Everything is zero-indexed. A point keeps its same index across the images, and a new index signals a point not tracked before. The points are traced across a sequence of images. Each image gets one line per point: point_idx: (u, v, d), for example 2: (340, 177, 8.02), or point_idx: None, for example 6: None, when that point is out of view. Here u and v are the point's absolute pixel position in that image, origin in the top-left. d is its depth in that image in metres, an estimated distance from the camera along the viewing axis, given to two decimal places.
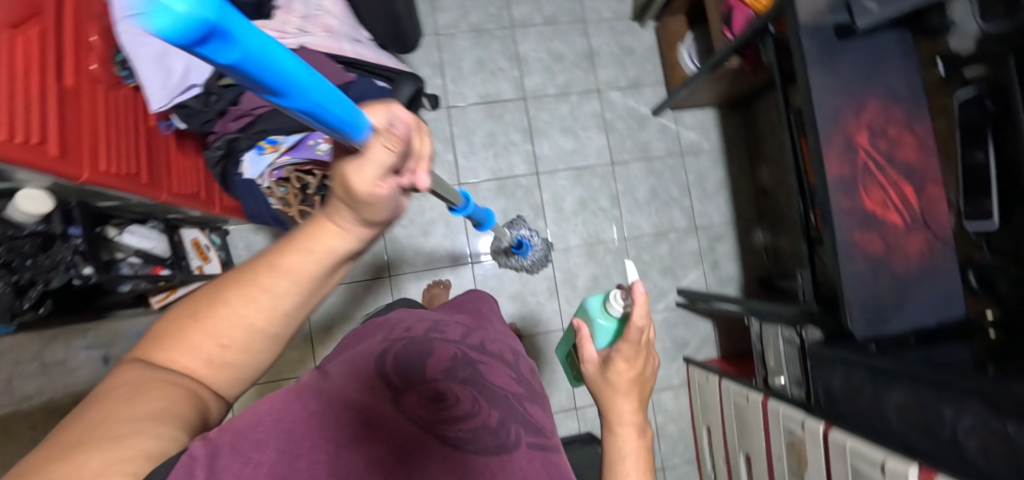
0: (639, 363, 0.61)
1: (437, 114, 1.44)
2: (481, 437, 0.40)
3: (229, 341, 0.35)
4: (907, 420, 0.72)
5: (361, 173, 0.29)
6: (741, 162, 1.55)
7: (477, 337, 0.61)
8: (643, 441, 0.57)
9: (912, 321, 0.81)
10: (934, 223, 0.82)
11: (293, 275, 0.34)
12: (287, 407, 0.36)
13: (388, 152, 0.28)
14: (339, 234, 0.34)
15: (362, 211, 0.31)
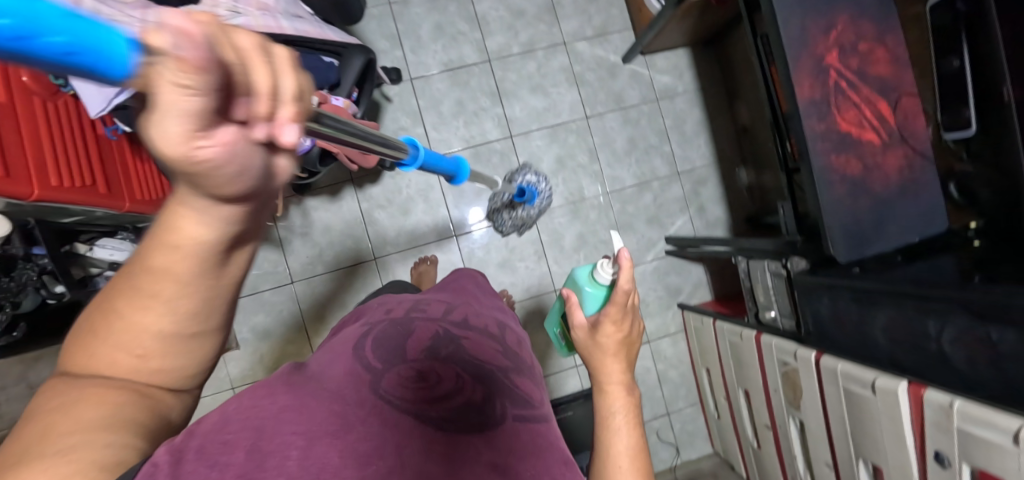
0: (626, 326, 0.61)
1: (402, 88, 1.39)
2: (465, 416, 0.40)
3: (144, 350, 0.31)
4: (894, 339, 0.72)
5: (155, 131, 0.16)
6: (718, 101, 1.51)
7: (459, 313, 0.55)
8: (633, 401, 0.56)
9: (897, 239, 0.82)
10: (913, 137, 0.84)
11: (173, 276, 0.28)
12: (261, 401, 0.35)
13: (190, 95, 0.15)
14: (201, 221, 0.26)
15: (210, 188, 0.22)
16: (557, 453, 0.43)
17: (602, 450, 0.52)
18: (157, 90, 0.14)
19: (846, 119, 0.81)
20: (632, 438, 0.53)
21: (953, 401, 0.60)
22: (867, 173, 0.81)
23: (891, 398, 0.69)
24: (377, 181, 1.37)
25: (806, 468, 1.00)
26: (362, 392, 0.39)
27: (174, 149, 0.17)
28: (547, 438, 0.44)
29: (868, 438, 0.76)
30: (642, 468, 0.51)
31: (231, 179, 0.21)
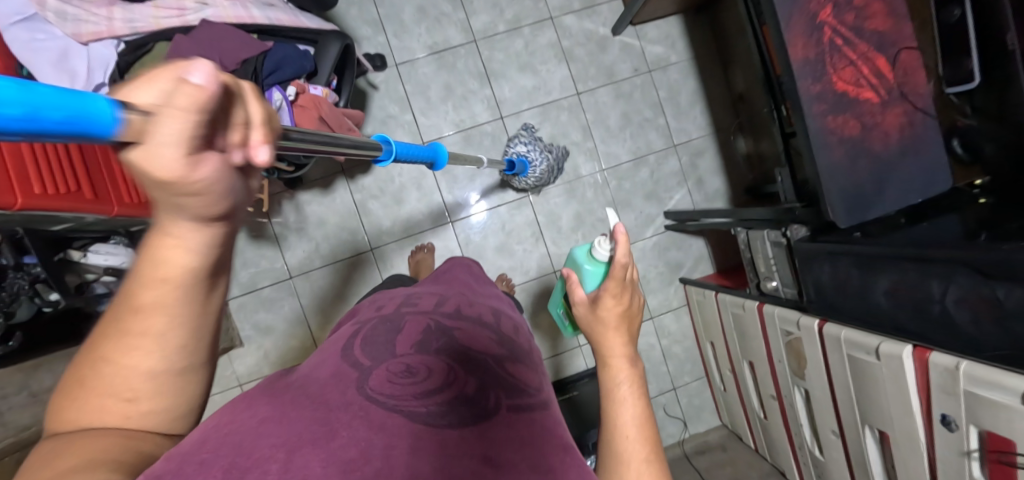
0: (626, 299, 0.59)
1: (388, 74, 1.36)
2: (455, 409, 0.33)
3: (134, 394, 0.31)
4: (896, 301, 0.70)
5: (150, 161, 0.17)
6: (714, 68, 1.47)
7: (451, 304, 0.53)
8: (637, 371, 0.55)
9: (896, 204, 0.80)
10: (913, 93, 0.81)
11: (164, 308, 0.30)
12: (234, 420, 0.30)
13: (183, 118, 0.17)
14: (185, 247, 0.27)
15: (188, 214, 0.23)
16: (564, 445, 0.37)
17: (607, 420, 0.51)
18: (153, 129, 0.16)
19: (841, 78, 0.79)
20: (637, 408, 0.51)
21: (960, 363, 0.59)
22: (866, 133, 0.79)
23: (897, 363, 0.68)
24: (369, 171, 1.36)
25: (812, 436, 1.00)
26: (348, 393, 0.33)
27: (177, 179, 0.18)
28: (549, 427, 0.37)
29: (873, 404, 0.75)
30: (648, 437, 0.49)
31: (216, 204, 0.22)
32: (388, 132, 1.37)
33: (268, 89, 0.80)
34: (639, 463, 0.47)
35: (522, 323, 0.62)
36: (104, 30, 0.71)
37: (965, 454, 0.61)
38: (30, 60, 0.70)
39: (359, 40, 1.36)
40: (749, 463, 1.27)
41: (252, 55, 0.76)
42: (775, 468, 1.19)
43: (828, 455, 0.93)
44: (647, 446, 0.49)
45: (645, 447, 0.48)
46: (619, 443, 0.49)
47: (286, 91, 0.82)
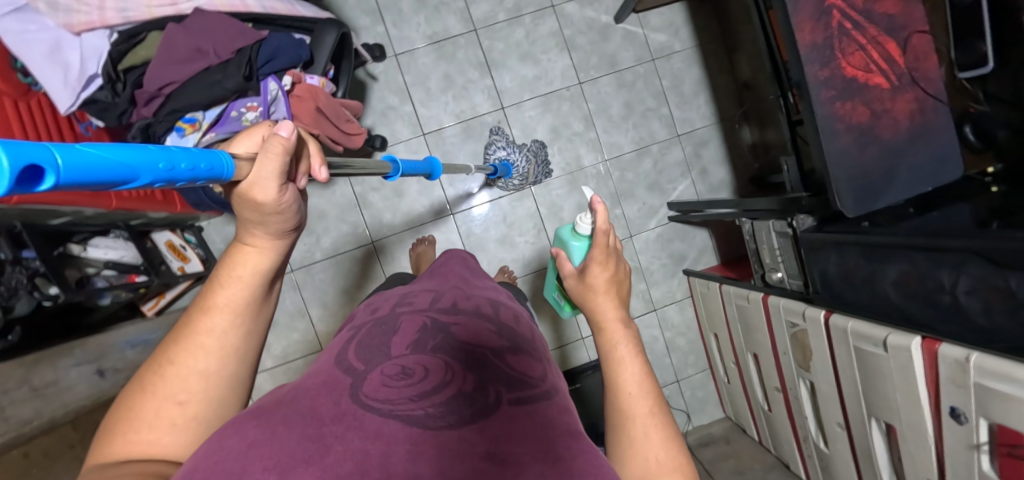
0: (614, 265, 0.59)
1: (387, 65, 1.35)
2: (454, 407, 0.32)
3: (188, 396, 0.36)
4: (906, 292, 0.69)
5: (263, 190, 0.33)
6: (718, 56, 1.44)
7: (447, 300, 0.52)
8: (633, 330, 0.53)
9: (905, 193, 0.78)
10: (924, 78, 0.78)
11: (230, 305, 0.38)
12: (223, 447, 0.28)
13: (275, 161, 0.32)
14: (258, 253, 0.39)
15: (263, 225, 0.36)
16: (572, 432, 0.35)
17: (609, 381, 0.49)
18: (259, 169, 0.32)
19: (850, 64, 0.76)
20: (636, 365, 0.50)
21: (970, 355, 0.56)
22: (875, 120, 0.77)
23: (904, 355, 0.66)
24: None
25: (817, 428, 0.99)
26: (341, 403, 0.31)
27: (274, 201, 0.34)
28: (554, 416, 0.36)
29: (880, 396, 0.74)
30: (650, 393, 0.47)
31: (283, 219, 0.36)
32: (388, 124, 1.36)
33: (263, 79, 0.79)
34: (643, 417, 0.45)
35: (521, 311, 0.62)
36: (95, 21, 0.70)
37: (974, 447, 0.59)
38: (24, 52, 0.69)
39: (357, 30, 1.34)
40: (754, 455, 1.27)
41: (246, 45, 0.74)
42: (779, 459, 1.19)
43: (834, 448, 0.92)
44: (649, 400, 0.47)
45: (648, 401, 0.46)
46: (622, 400, 0.47)
47: (282, 81, 0.81)
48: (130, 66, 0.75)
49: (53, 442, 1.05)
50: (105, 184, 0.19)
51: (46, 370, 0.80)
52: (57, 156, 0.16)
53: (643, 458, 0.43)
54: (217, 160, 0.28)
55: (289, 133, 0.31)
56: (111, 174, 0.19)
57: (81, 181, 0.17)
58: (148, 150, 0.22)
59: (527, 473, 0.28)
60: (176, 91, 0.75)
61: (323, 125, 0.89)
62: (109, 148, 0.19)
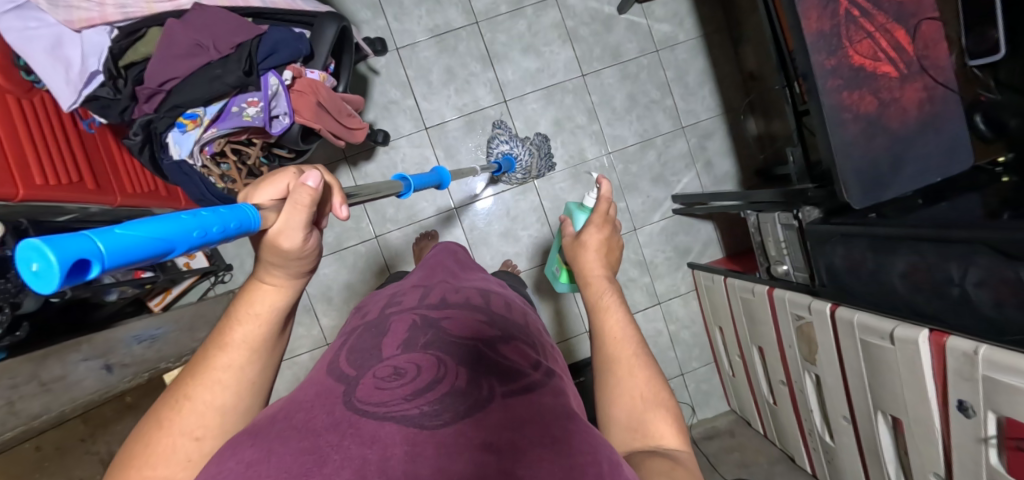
0: (610, 232, 0.60)
1: (388, 59, 1.34)
2: (449, 404, 0.32)
3: (203, 432, 0.36)
4: (914, 283, 0.68)
5: (289, 237, 0.35)
6: (723, 47, 1.42)
7: (436, 295, 0.52)
8: (616, 283, 0.54)
9: (915, 182, 0.77)
10: (933, 66, 0.77)
11: (247, 342, 0.39)
12: (219, 471, 0.28)
13: (302, 213, 0.34)
14: (277, 291, 0.40)
15: (283, 267, 0.38)
16: (569, 414, 0.36)
17: (595, 328, 0.50)
18: (288, 219, 0.34)
19: (858, 52, 0.75)
20: (620, 312, 0.50)
21: (977, 348, 0.56)
22: (883, 110, 0.76)
23: (911, 348, 0.65)
24: (371, 158, 1.35)
25: (823, 422, 0.98)
26: (334, 413, 0.31)
27: (299, 247, 0.36)
28: (551, 403, 0.36)
29: (887, 390, 0.73)
30: (633, 336, 0.48)
31: (303, 262, 0.38)
32: (390, 119, 1.35)
33: (263, 74, 0.78)
34: (627, 358, 0.45)
35: (512, 297, 0.62)
36: (96, 17, 0.70)
37: (982, 441, 0.59)
38: (24, 50, 0.68)
39: (358, 24, 1.34)
40: (758, 449, 1.27)
41: (246, 39, 0.74)
42: (785, 453, 1.18)
43: (839, 441, 0.92)
44: (632, 343, 0.47)
45: (631, 344, 0.47)
46: (607, 345, 0.47)
47: (282, 75, 0.80)
48: (131, 61, 0.76)
49: (63, 436, 1.07)
50: (146, 258, 0.21)
51: (54, 364, 0.81)
52: (98, 243, 0.17)
53: (627, 396, 0.43)
54: (244, 215, 0.29)
55: (317, 183, 0.33)
56: (148, 249, 0.20)
57: (121, 260, 0.19)
58: (181, 219, 0.23)
59: (526, 459, 0.28)
60: (177, 86, 0.75)
61: (326, 120, 0.89)
62: (143, 225, 0.20)
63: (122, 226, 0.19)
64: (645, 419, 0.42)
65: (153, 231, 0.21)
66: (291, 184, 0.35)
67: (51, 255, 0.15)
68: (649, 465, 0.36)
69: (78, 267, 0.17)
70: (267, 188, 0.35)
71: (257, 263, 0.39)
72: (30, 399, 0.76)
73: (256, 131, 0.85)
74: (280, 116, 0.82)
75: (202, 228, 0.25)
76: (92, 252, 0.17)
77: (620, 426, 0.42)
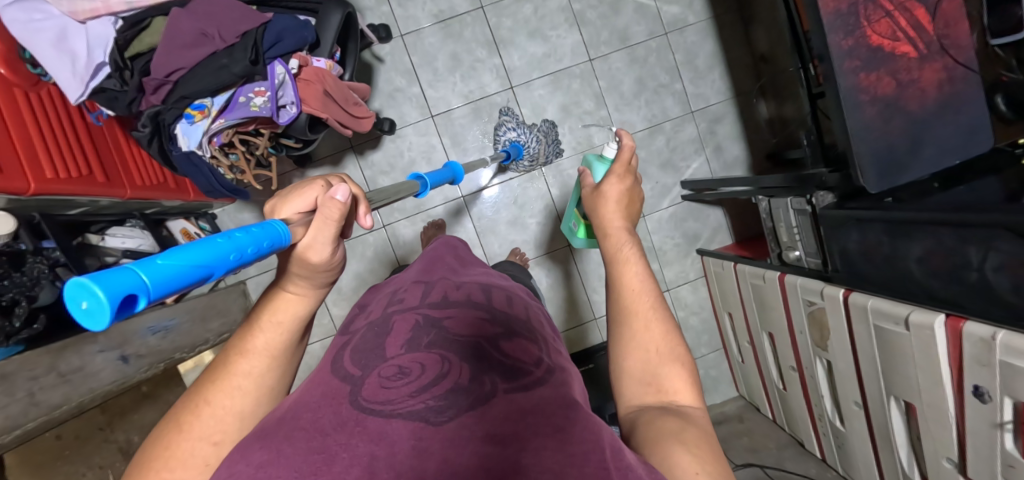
0: (631, 181, 0.59)
1: (393, 45, 1.32)
2: (453, 400, 0.33)
3: (221, 437, 0.36)
4: (930, 269, 0.67)
5: (317, 252, 0.37)
6: (734, 28, 1.39)
7: (437, 293, 0.52)
8: (636, 235, 0.53)
9: (932, 167, 0.75)
10: (954, 45, 0.74)
11: (268, 350, 0.40)
12: (232, 473, 0.29)
13: (331, 226, 0.36)
14: (299, 301, 0.42)
15: (308, 277, 0.40)
16: (570, 403, 0.35)
17: (611, 280, 0.49)
18: (319, 233, 0.36)
19: (876, 32, 0.73)
20: (639, 266, 0.49)
21: (995, 334, 0.55)
22: (901, 91, 0.74)
23: (926, 333, 0.65)
24: (378, 147, 1.35)
25: (834, 407, 0.98)
26: (341, 412, 0.32)
27: (325, 261, 0.38)
28: (557, 397, 0.36)
29: (900, 375, 0.73)
30: (652, 290, 0.47)
31: (329, 274, 0.40)
32: (395, 107, 1.34)
33: (269, 62, 0.77)
34: (644, 312, 0.45)
35: (514, 290, 0.62)
36: (99, 8, 0.70)
37: (997, 426, 0.58)
38: (30, 42, 0.67)
39: (362, 11, 1.32)
40: (767, 433, 1.28)
41: (251, 27, 0.73)
42: (794, 437, 1.19)
43: (850, 426, 0.92)
44: (651, 295, 0.46)
45: (648, 296, 0.46)
46: (626, 297, 0.46)
47: (289, 64, 0.80)
48: (138, 52, 0.75)
49: (83, 424, 1.10)
50: (186, 285, 0.21)
51: (72, 356, 0.83)
52: (142, 275, 0.18)
53: (641, 350, 0.43)
54: (274, 232, 0.30)
55: (345, 196, 0.35)
56: (186, 277, 0.21)
57: (165, 290, 0.20)
58: (218, 242, 0.24)
59: (531, 448, 0.29)
60: (183, 78, 0.74)
61: (333, 109, 0.88)
62: (181, 253, 0.21)
63: (162, 258, 0.20)
64: (659, 373, 0.42)
65: (192, 259, 0.21)
66: (319, 197, 0.36)
67: (99, 292, 0.15)
68: (658, 425, 0.37)
69: (126, 303, 0.17)
70: (292, 202, 0.36)
71: (282, 273, 0.40)
72: (50, 390, 0.78)
73: (263, 121, 0.85)
74: (287, 106, 0.82)
75: (238, 249, 0.25)
76: (136, 288, 0.18)
77: (634, 380, 0.43)
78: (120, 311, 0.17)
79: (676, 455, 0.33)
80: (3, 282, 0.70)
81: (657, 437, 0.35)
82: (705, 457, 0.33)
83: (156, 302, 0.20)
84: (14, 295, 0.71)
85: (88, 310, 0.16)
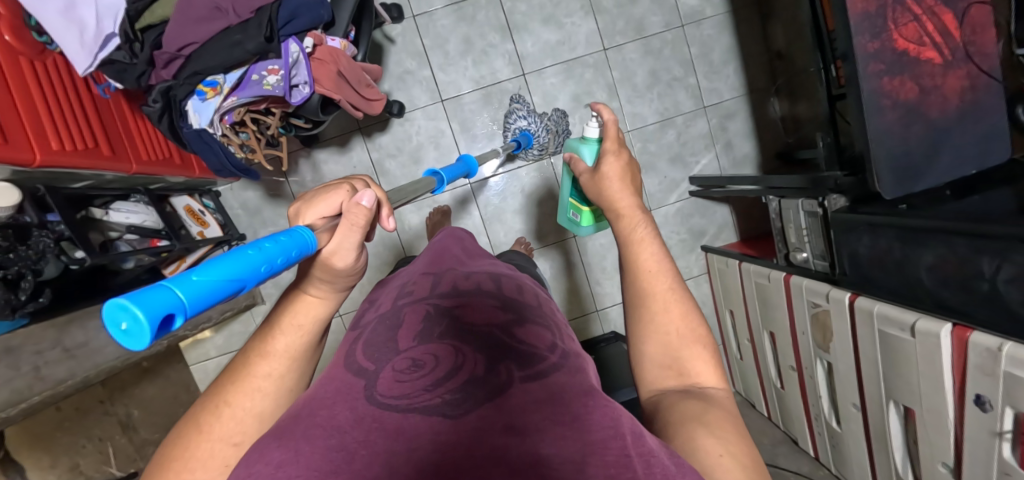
0: (625, 154, 0.58)
1: (404, 26, 1.29)
2: (469, 392, 0.33)
3: (241, 438, 0.35)
4: (941, 278, 0.66)
5: (342, 259, 0.36)
6: (752, 23, 1.36)
7: (446, 283, 0.52)
8: (647, 213, 0.52)
9: (948, 174, 0.75)
10: (979, 53, 0.73)
11: (289, 351, 0.40)
12: (250, 473, 0.28)
13: (355, 232, 0.36)
14: (319, 303, 0.41)
15: (327, 279, 0.39)
16: (586, 390, 0.35)
17: (627, 260, 0.48)
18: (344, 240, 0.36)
19: (902, 36, 0.72)
20: (654, 245, 0.48)
21: (1002, 345, 0.56)
22: (923, 97, 0.73)
23: (932, 341, 0.65)
24: (386, 130, 1.33)
25: (830, 407, 1.00)
26: (357, 408, 0.32)
27: (347, 268, 0.37)
28: (570, 382, 0.36)
29: (901, 380, 0.74)
30: (668, 269, 0.47)
31: (349, 278, 0.39)
32: (405, 90, 1.32)
33: (283, 40, 0.74)
34: (662, 294, 0.45)
35: (521, 278, 0.61)
36: None
37: (996, 435, 0.59)
38: (36, 9, 0.64)
39: None
40: (761, 430, 1.30)
41: (266, 3, 0.71)
42: (788, 435, 1.22)
43: (846, 427, 0.94)
44: (668, 276, 0.46)
45: (666, 277, 0.46)
46: (642, 278, 0.46)
47: (303, 43, 0.77)
48: (147, 24, 0.74)
49: (83, 397, 1.13)
50: (220, 300, 0.21)
51: (76, 331, 0.84)
52: (178, 292, 0.18)
53: (661, 333, 0.43)
54: (302, 239, 0.30)
55: (370, 202, 0.35)
56: (220, 291, 0.21)
57: (203, 305, 0.19)
58: (249, 254, 0.23)
59: (548, 438, 0.28)
60: (195, 52, 0.73)
61: (345, 90, 0.86)
62: (214, 267, 0.20)
63: (194, 271, 0.19)
64: (680, 356, 0.42)
65: (220, 272, 0.21)
66: (344, 202, 0.35)
67: (138, 311, 0.15)
68: (681, 408, 0.37)
69: (163, 322, 0.17)
70: (313, 207, 0.35)
71: (302, 276, 0.40)
72: (55, 365, 0.79)
73: (275, 100, 0.83)
74: (300, 86, 0.79)
75: (267, 259, 0.25)
76: (170, 305, 0.17)
77: (654, 363, 0.43)
78: (162, 326, 0.17)
79: (699, 438, 0.33)
80: (8, 256, 0.68)
81: (680, 420, 0.35)
82: (729, 438, 0.33)
83: (193, 317, 0.19)
84: (19, 269, 0.70)
85: (124, 331, 0.15)
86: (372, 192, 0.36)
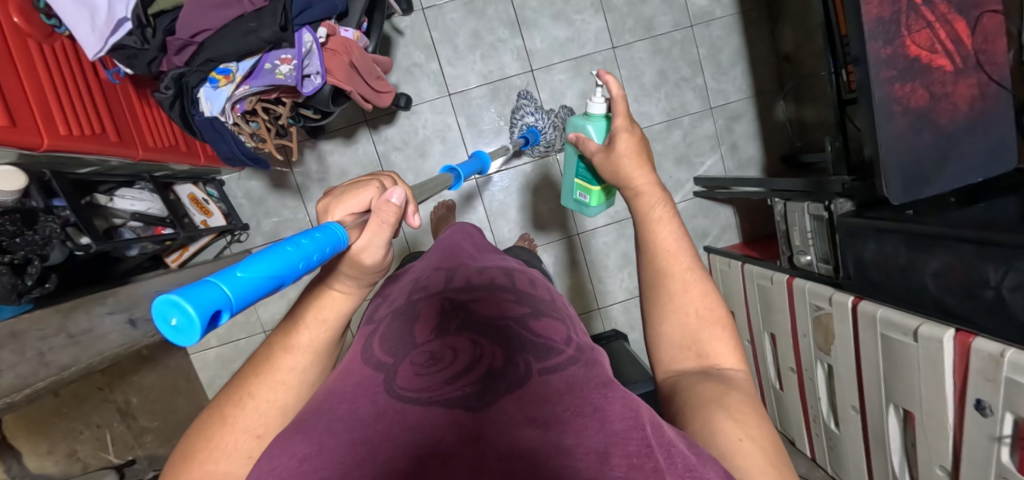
0: (637, 131, 0.58)
1: (413, 19, 1.28)
2: (488, 385, 0.33)
3: (264, 430, 0.36)
4: (945, 284, 0.66)
5: (370, 255, 0.36)
6: (761, 25, 1.36)
7: (460, 278, 0.52)
8: (666, 191, 0.52)
9: (956, 181, 0.75)
10: (990, 62, 0.74)
11: (312, 346, 0.40)
12: (273, 467, 0.28)
13: (384, 229, 0.36)
14: (343, 299, 0.41)
15: (351, 275, 0.39)
16: (604, 382, 0.35)
17: (644, 240, 0.48)
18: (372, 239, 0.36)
19: (915, 42, 0.73)
20: (673, 225, 0.49)
21: (1005, 351, 0.56)
22: (933, 104, 0.74)
23: (934, 346, 0.66)
24: (393, 122, 1.32)
25: (829, 409, 1.01)
26: (378, 401, 0.32)
27: (374, 264, 0.38)
28: (587, 375, 0.36)
29: (901, 383, 0.75)
30: (688, 249, 0.47)
31: (375, 274, 0.40)
32: (413, 83, 1.31)
33: (297, 29, 0.74)
34: (682, 274, 0.45)
35: (534, 274, 0.61)
36: None
37: (994, 439, 0.60)
38: None
39: None
40: None
41: None
42: (786, 435, 1.23)
43: (843, 429, 0.96)
44: (687, 257, 0.46)
45: (685, 257, 0.46)
46: (661, 259, 0.46)
47: (317, 33, 0.77)
48: (161, 8, 0.72)
49: (81, 385, 1.15)
50: (262, 296, 0.21)
51: (81, 317, 0.84)
52: (223, 288, 0.18)
53: (681, 314, 0.43)
54: (335, 235, 0.30)
55: (400, 199, 0.35)
56: (262, 287, 0.21)
57: (247, 302, 0.19)
58: (288, 250, 0.23)
59: (571, 428, 0.28)
60: (209, 39, 0.72)
61: (356, 82, 0.86)
62: (256, 264, 0.21)
63: (233, 270, 0.19)
64: (700, 338, 0.42)
65: (260, 269, 0.21)
66: (374, 199, 0.36)
67: (189, 307, 0.15)
68: (699, 391, 0.37)
69: (211, 318, 0.17)
70: (343, 202, 0.35)
71: (329, 270, 0.39)
72: (60, 351, 0.79)
73: (287, 90, 0.82)
74: (312, 76, 0.79)
75: (303, 257, 0.25)
76: (215, 302, 0.17)
77: (672, 345, 0.43)
78: (210, 322, 0.17)
79: (719, 422, 0.33)
80: (16, 240, 0.68)
81: (700, 403, 0.36)
82: (749, 422, 0.34)
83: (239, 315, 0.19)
84: (26, 254, 0.70)
85: (175, 328, 0.15)
86: (403, 189, 0.36)
